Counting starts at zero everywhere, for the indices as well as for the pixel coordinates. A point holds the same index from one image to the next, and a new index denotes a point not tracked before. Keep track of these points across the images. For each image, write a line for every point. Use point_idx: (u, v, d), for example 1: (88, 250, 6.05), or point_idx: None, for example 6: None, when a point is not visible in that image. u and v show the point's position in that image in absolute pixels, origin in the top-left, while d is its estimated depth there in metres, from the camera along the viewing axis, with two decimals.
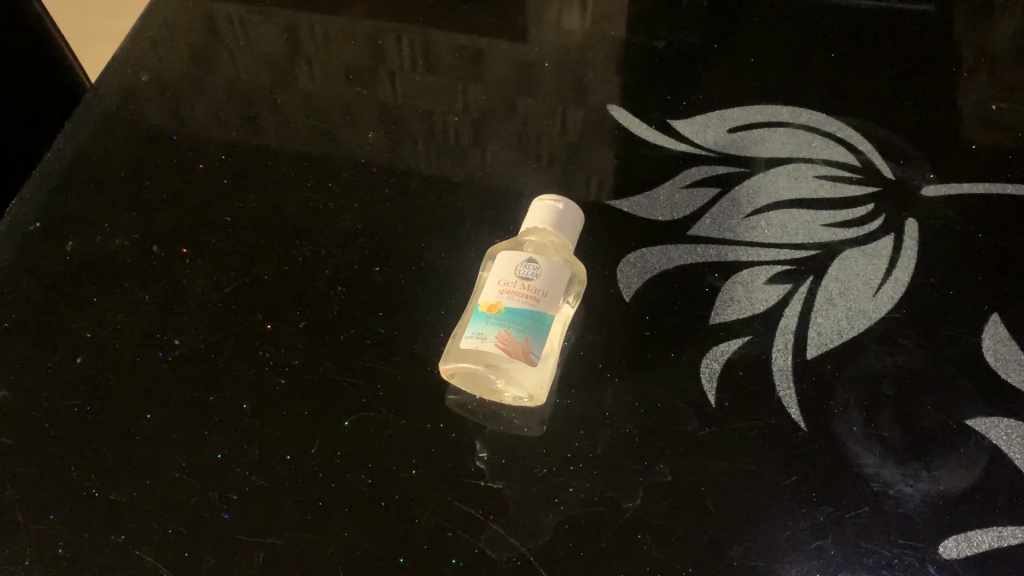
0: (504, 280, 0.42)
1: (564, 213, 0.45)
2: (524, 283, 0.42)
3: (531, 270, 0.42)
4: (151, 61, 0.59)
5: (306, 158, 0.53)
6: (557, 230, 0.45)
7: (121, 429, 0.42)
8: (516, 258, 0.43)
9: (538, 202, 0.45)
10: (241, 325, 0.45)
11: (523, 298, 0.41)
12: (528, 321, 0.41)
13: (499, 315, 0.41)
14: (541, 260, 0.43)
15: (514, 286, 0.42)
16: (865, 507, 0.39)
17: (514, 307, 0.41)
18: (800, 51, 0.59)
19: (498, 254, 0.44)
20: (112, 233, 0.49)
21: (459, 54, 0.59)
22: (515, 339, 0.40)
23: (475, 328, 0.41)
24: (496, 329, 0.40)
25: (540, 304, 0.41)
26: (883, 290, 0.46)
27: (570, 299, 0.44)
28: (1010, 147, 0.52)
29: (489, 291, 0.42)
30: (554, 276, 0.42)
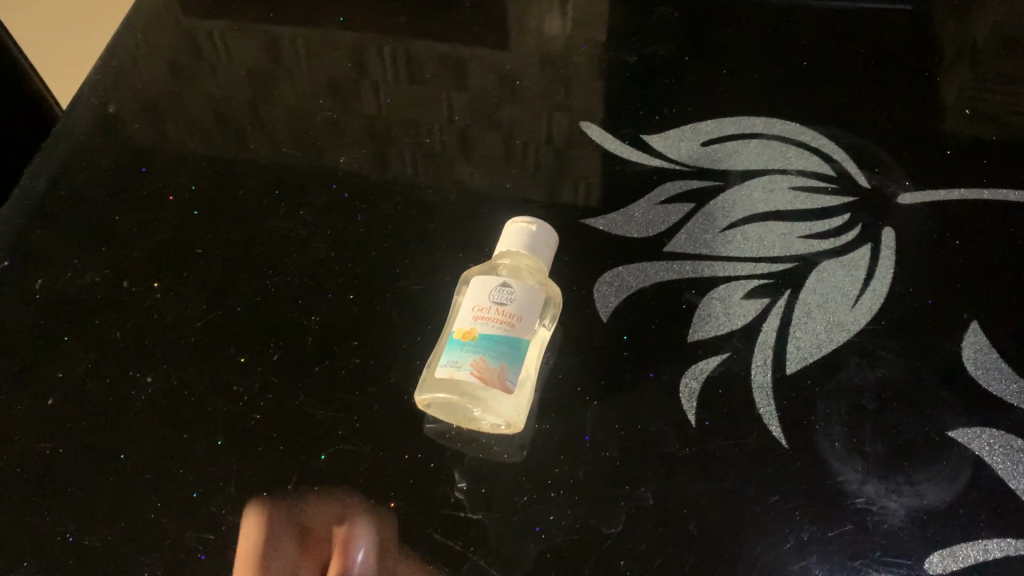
0: (478, 305, 0.42)
1: (539, 234, 0.44)
2: (499, 308, 0.41)
3: (505, 295, 0.42)
4: (121, 88, 0.58)
5: (277, 184, 0.52)
6: (532, 253, 0.44)
7: (95, 470, 0.41)
8: (490, 283, 0.42)
9: (512, 225, 0.45)
10: (215, 359, 0.45)
11: (498, 324, 0.41)
12: (504, 346, 0.40)
13: (474, 341, 0.40)
14: (515, 284, 0.42)
15: (489, 312, 0.41)
16: (850, 525, 0.39)
17: (489, 333, 0.40)
18: (774, 58, 0.58)
19: (472, 279, 0.43)
20: (82, 269, 0.48)
21: (434, 69, 0.58)
22: (490, 367, 0.39)
23: (450, 355, 0.41)
24: (470, 356, 0.40)
25: (516, 329, 0.41)
26: (862, 301, 0.46)
27: (546, 323, 0.43)
28: (988, 148, 0.52)
29: (463, 317, 0.42)
30: (529, 300, 0.42)
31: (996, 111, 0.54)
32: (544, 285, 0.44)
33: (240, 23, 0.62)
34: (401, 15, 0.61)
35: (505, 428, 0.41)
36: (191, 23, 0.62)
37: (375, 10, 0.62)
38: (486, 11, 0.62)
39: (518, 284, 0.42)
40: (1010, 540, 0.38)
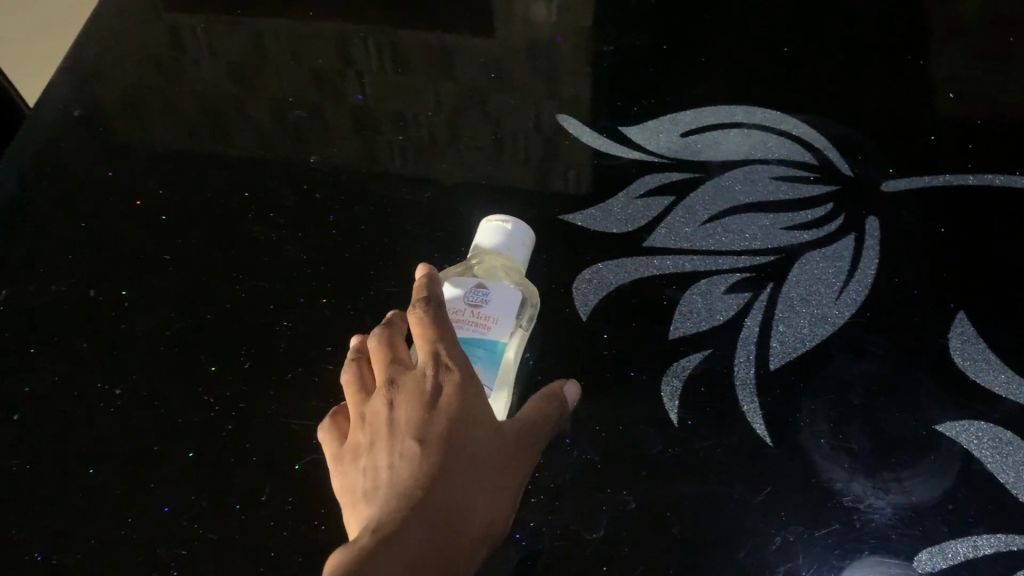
0: (454, 308, 0.41)
1: (513, 233, 0.43)
2: (474, 309, 0.40)
3: (480, 295, 0.40)
4: (85, 86, 0.57)
5: (247, 185, 0.51)
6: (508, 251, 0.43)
7: (63, 487, 0.40)
8: (465, 283, 0.41)
9: (489, 223, 0.44)
10: (186, 369, 0.44)
11: (474, 326, 0.40)
12: (481, 349, 0.39)
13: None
14: (490, 283, 0.41)
15: (464, 314, 0.40)
16: (837, 524, 0.38)
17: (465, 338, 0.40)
18: (754, 42, 0.57)
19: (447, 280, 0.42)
20: (47, 279, 0.47)
21: (406, 58, 0.57)
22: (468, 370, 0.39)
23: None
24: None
25: (491, 330, 0.39)
26: (846, 293, 0.45)
27: (526, 320, 0.42)
28: (974, 131, 0.51)
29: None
30: (503, 298, 0.40)
31: (983, 90, 0.53)
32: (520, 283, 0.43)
33: (206, 14, 0.60)
34: (371, 5, 0.60)
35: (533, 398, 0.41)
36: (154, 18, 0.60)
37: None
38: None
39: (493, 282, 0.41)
40: (999, 536, 0.37)
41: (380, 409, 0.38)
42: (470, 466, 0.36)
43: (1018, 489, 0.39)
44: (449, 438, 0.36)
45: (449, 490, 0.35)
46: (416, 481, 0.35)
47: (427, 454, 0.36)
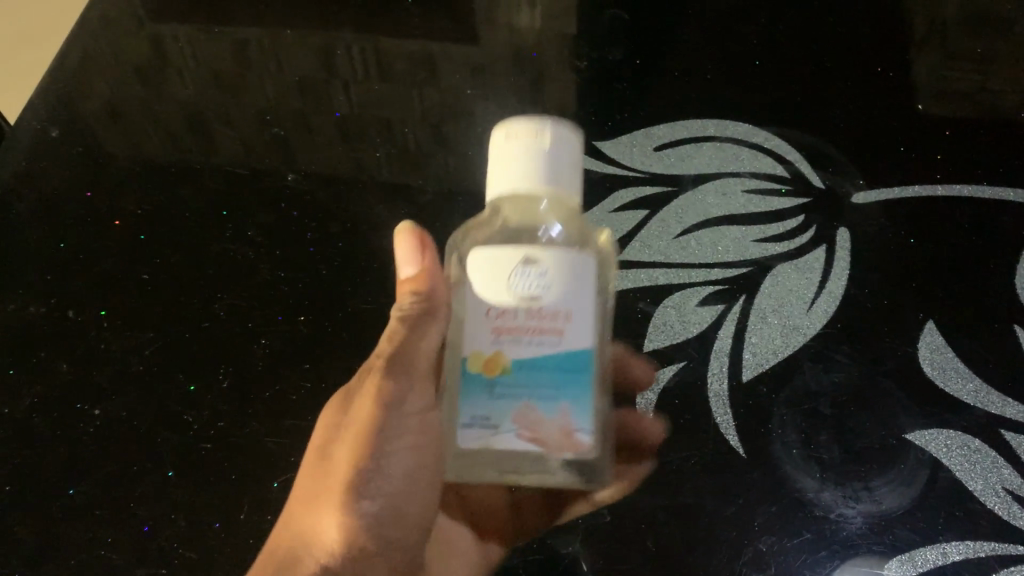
0: (498, 305, 0.36)
1: (533, 160, 0.37)
2: (533, 306, 0.36)
3: (538, 278, 0.36)
4: (58, 99, 0.57)
5: (223, 202, 0.51)
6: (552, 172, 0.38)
7: (42, 508, 0.41)
8: (507, 263, 0.36)
9: (513, 136, 0.38)
10: (164, 390, 0.44)
11: (547, 339, 0.36)
12: (559, 371, 0.36)
13: (502, 377, 0.36)
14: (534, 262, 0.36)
15: (514, 324, 0.36)
16: (809, 533, 0.39)
17: (523, 404, 0.36)
18: (727, 49, 0.57)
19: (477, 262, 0.37)
20: (25, 300, 0.48)
21: (382, 71, 0.56)
22: (539, 419, 0.36)
23: (479, 418, 0.36)
24: (494, 436, 0.36)
25: (573, 340, 0.36)
26: (816, 305, 0.46)
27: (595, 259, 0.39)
28: (945, 140, 0.51)
29: (478, 339, 0.36)
30: (575, 271, 0.37)
31: (956, 100, 0.53)
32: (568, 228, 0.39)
33: (181, 28, 0.60)
34: (348, 15, 0.59)
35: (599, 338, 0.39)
36: (132, 31, 0.60)
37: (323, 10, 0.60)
38: (436, 6, 0.60)
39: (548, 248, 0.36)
40: (967, 542, 0.39)
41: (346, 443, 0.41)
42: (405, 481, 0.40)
43: (985, 496, 0.40)
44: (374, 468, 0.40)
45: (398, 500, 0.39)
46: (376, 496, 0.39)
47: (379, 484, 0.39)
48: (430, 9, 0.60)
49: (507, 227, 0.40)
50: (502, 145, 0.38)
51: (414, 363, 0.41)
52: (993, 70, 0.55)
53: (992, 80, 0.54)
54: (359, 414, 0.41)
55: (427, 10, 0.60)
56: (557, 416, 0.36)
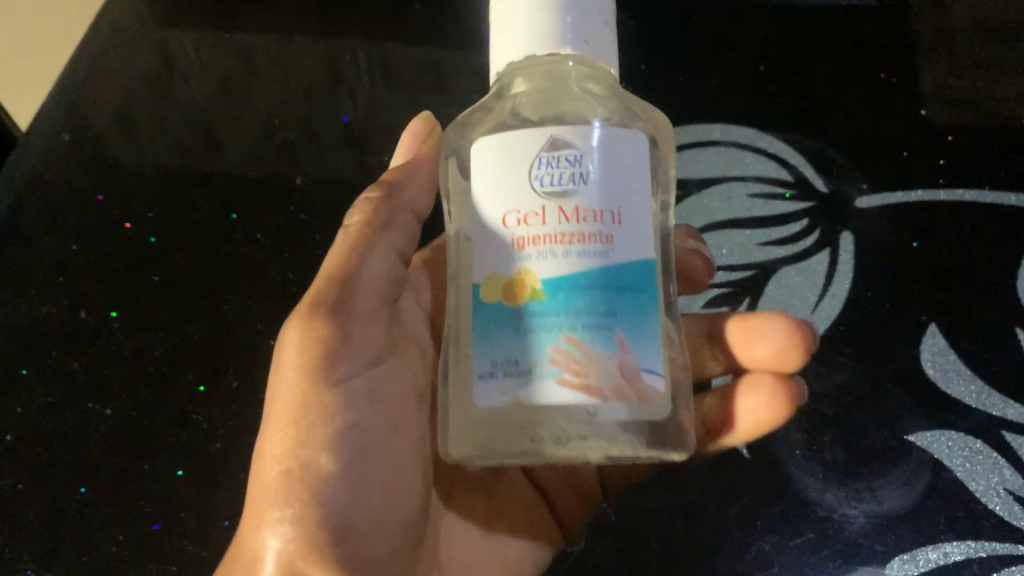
0: (521, 206, 0.33)
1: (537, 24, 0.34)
2: (566, 204, 0.32)
3: (569, 168, 0.32)
4: (67, 97, 0.57)
5: (232, 204, 0.52)
6: (573, 27, 0.34)
7: (53, 506, 0.42)
8: (530, 152, 0.33)
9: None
10: (174, 389, 0.45)
11: (591, 245, 0.32)
12: (605, 294, 0.32)
13: (532, 306, 0.32)
14: (551, 152, 0.33)
15: (543, 231, 0.32)
16: (811, 534, 0.40)
17: (563, 340, 0.32)
18: (735, 49, 0.56)
19: (490, 154, 0.33)
20: (38, 300, 0.48)
21: (389, 74, 0.57)
22: (589, 355, 0.32)
23: (504, 364, 0.32)
24: (525, 386, 0.32)
25: (623, 241, 0.32)
26: (820, 307, 0.46)
27: (634, 126, 0.35)
28: (949, 145, 0.51)
29: (500, 255, 0.33)
30: (611, 158, 0.33)
31: (964, 100, 0.53)
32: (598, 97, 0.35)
33: (189, 26, 0.60)
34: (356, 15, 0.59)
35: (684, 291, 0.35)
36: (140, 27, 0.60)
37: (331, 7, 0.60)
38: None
39: (578, 131, 0.33)
40: (968, 542, 0.39)
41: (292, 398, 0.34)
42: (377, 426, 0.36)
43: (987, 497, 0.40)
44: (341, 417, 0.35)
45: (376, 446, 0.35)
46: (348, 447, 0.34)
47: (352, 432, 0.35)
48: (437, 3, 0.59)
49: (524, 100, 0.35)
50: (506, 7, 0.35)
51: (354, 297, 0.36)
52: (1005, 71, 0.54)
53: (1003, 78, 0.54)
54: (285, 394, 0.35)
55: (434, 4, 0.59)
56: (608, 350, 0.32)
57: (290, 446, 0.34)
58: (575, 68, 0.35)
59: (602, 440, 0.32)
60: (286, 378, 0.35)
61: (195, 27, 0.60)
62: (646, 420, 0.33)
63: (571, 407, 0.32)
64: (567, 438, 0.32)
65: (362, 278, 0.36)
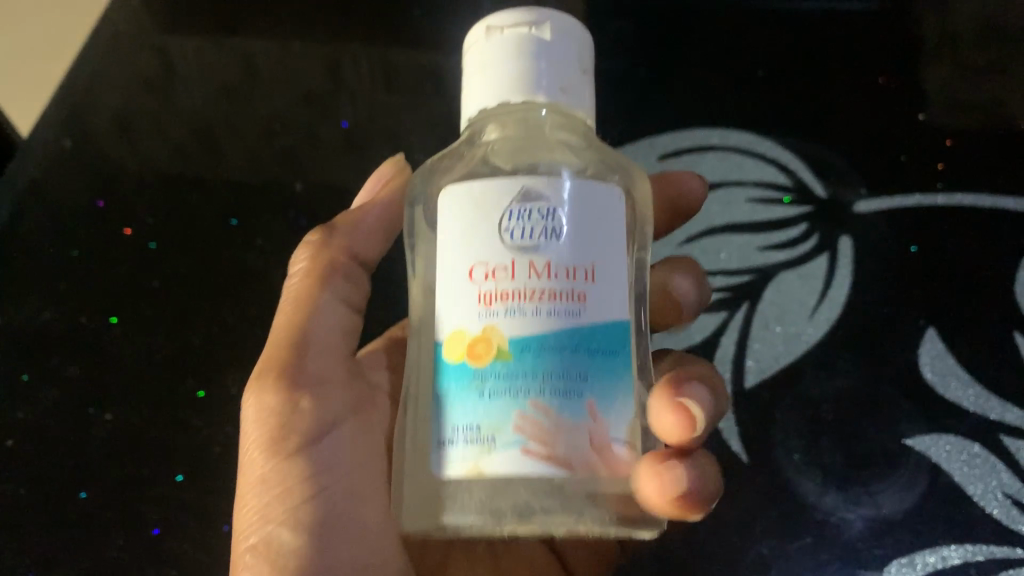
0: (488, 259, 0.30)
1: (513, 67, 0.32)
2: (537, 258, 0.30)
3: (541, 220, 0.30)
4: (64, 98, 0.57)
5: (231, 207, 0.52)
6: (549, 73, 0.32)
7: (56, 512, 0.43)
8: (500, 202, 0.30)
9: (498, 33, 0.33)
10: (175, 395, 0.46)
11: (562, 305, 0.29)
12: (575, 356, 0.29)
13: (497, 367, 0.29)
14: (521, 205, 0.30)
15: (512, 286, 0.30)
16: (810, 537, 0.42)
17: (529, 406, 0.29)
18: (737, 51, 0.55)
19: (456, 205, 0.31)
20: (37, 305, 0.48)
21: (389, 74, 0.56)
22: (558, 421, 0.29)
23: (466, 431, 0.29)
24: (487, 454, 0.29)
25: (596, 303, 0.30)
26: (819, 312, 0.47)
27: (610, 179, 0.33)
28: (950, 148, 0.51)
29: (465, 312, 0.30)
30: (584, 210, 0.31)
31: (966, 103, 0.53)
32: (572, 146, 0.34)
33: (186, 24, 0.59)
34: (355, 14, 0.59)
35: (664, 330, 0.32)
36: (135, 24, 0.60)
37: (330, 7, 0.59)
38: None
39: (549, 182, 0.31)
40: (966, 546, 0.41)
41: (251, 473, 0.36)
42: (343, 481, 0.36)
43: (985, 500, 0.42)
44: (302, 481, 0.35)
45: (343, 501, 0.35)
46: (311, 510, 0.35)
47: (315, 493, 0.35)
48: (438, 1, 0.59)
49: (497, 148, 0.34)
50: (479, 47, 0.33)
51: (301, 361, 0.36)
52: (1007, 77, 0.54)
53: (1004, 83, 0.54)
54: (249, 470, 0.36)
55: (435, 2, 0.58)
56: (579, 418, 0.29)
57: (254, 521, 0.35)
58: (549, 116, 0.34)
59: (571, 515, 0.29)
60: (248, 453, 0.36)
61: (193, 26, 0.59)
62: (617, 495, 0.30)
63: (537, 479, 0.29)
64: (531, 512, 0.29)
65: (309, 340, 0.37)
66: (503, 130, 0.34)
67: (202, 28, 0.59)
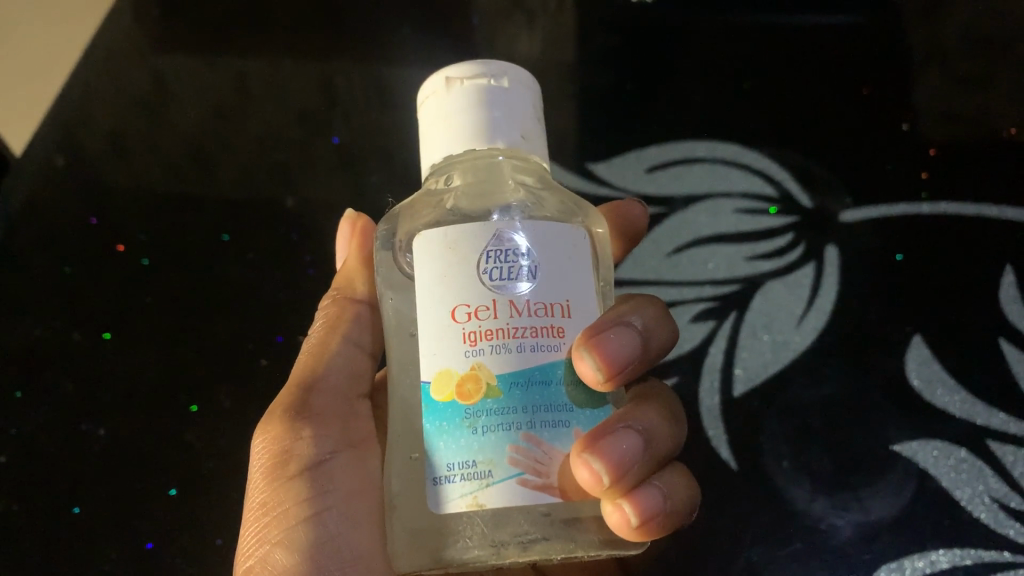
0: (470, 300, 0.29)
1: (477, 116, 0.32)
2: (518, 297, 0.29)
3: (518, 261, 0.30)
4: (55, 115, 0.57)
5: (223, 223, 0.52)
6: (508, 122, 0.33)
7: (48, 525, 0.43)
8: (477, 244, 0.30)
9: (458, 84, 0.33)
10: (169, 409, 0.46)
11: (543, 341, 0.29)
12: (559, 389, 0.29)
13: (488, 404, 0.29)
14: (500, 247, 0.30)
15: (495, 325, 0.29)
16: (799, 543, 0.42)
17: (521, 438, 0.29)
18: (725, 66, 0.56)
19: (433, 251, 0.30)
20: (30, 322, 0.49)
21: (379, 90, 0.57)
22: (550, 452, 0.29)
23: (461, 467, 0.29)
24: (484, 489, 0.28)
25: (573, 341, 0.30)
26: (806, 321, 0.47)
27: (574, 219, 0.33)
28: (935, 158, 0.52)
29: (448, 353, 0.29)
30: (560, 249, 0.31)
31: (950, 114, 0.54)
32: (532, 189, 0.33)
33: (177, 42, 0.60)
34: (345, 32, 0.59)
35: (590, 388, 0.31)
36: (126, 42, 0.60)
37: (320, 24, 0.60)
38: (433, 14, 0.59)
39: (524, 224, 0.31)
40: (955, 550, 0.41)
41: (253, 498, 0.36)
42: (340, 510, 0.35)
43: (972, 505, 0.42)
44: (300, 506, 0.35)
45: (341, 530, 0.35)
46: (307, 533, 0.34)
47: (313, 517, 0.35)
48: (427, 18, 0.59)
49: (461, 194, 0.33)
50: (441, 97, 0.33)
51: (309, 394, 0.37)
52: (993, 88, 0.55)
53: (987, 92, 0.54)
54: (251, 496, 0.36)
55: (424, 20, 0.59)
56: (569, 448, 0.29)
57: (252, 544, 0.35)
58: (506, 161, 0.34)
59: (568, 541, 0.29)
60: (251, 482, 0.36)
61: (184, 44, 0.60)
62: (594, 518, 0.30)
63: (533, 509, 0.29)
64: (531, 541, 0.28)
65: (318, 378, 0.38)
66: (462, 177, 0.34)
67: (193, 46, 0.59)
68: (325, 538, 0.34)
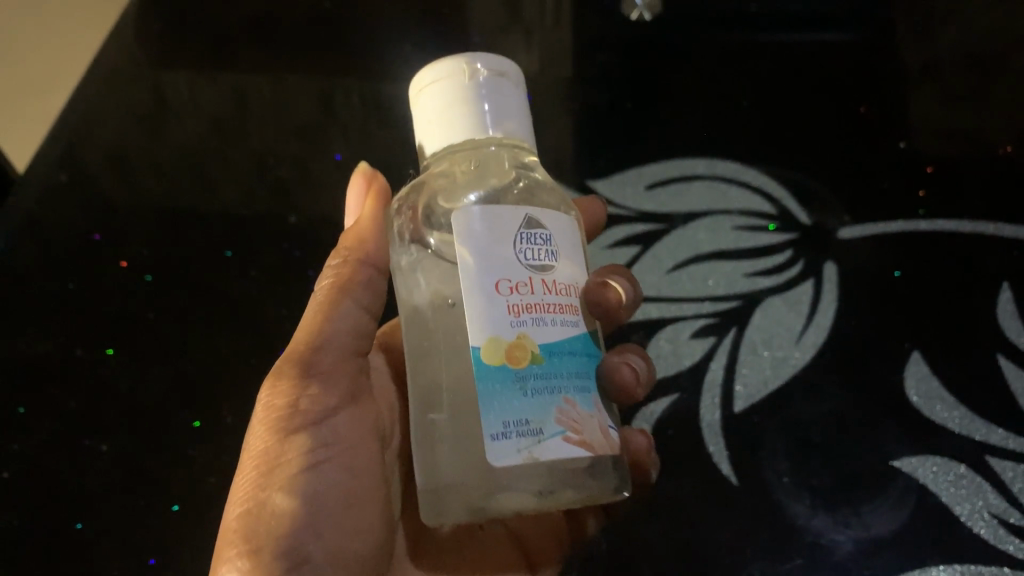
0: (511, 274, 0.31)
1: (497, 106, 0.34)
2: (548, 276, 0.32)
3: (545, 244, 0.33)
4: (59, 133, 0.57)
5: (225, 239, 0.52)
6: (503, 119, 0.34)
7: (51, 541, 0.43)
8: (514, 225, 0.32)
9: (480, 74, 0.34)
10: (172, 425, 0.46)
11: (565, 317, 0.33)
12: (581, 359, 0.33)
13: (535, 370, 0.31)
14: (532, 228, 0.32)
15: (535, 300, 0.31)
16: (800, 558, 0.42)
17: (562, 400, 0.31)
18: (724, 84, 0.57)
19: (473, 230, 0.31)
20: (33, 338, 0.49)
21: (381, 106, 0.57)
22: (580, 412, 0.32)
23: (516, 425, 0.30)
24: (539, 444, 0.30)
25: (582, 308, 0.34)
26: (805, 337, 0.48)
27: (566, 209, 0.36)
28: (933, 175, 0.52)
29: (495, 323, 0.31)
30: (567, 236, 0.34)
31: (947, 131, 0.54)
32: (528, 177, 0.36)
33: (179, 61, 0.60)
34: (347, 50, 0.60)
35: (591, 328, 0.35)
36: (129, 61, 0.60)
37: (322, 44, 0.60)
38: (433, 33, 0.60)
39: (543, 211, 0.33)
40: (955, 566, 0.41)
41: (252, 445, 0.35)
42: (341, 471, 0.36)
43: (972, 521, 0.42)
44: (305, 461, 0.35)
45: (341, 490, 0.35)
46: (309, 488, 0.34)
47: (316, 474, 0.35)
48: (428, 36, 0.59)
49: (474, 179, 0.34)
50: (461, 84, 0.34)
51: (320, 352, 0.37)
52: (988, 107, 0.55)
53: (983, 110, 0.55)
54: (251, 440, 0.36)
55: (425, 38, 0.59)
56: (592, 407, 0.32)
57: (249, 488, 0.34)
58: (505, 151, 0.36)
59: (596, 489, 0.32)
60: (253, 426, 0.36)
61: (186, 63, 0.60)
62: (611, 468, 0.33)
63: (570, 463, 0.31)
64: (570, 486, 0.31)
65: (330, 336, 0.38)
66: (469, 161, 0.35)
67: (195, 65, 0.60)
68: (324, 496, 0.35)
